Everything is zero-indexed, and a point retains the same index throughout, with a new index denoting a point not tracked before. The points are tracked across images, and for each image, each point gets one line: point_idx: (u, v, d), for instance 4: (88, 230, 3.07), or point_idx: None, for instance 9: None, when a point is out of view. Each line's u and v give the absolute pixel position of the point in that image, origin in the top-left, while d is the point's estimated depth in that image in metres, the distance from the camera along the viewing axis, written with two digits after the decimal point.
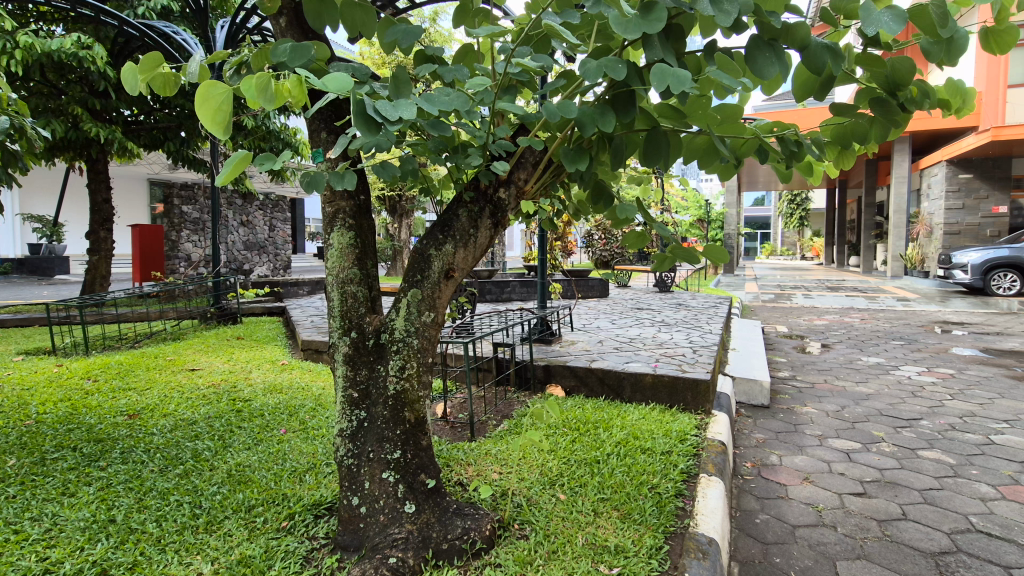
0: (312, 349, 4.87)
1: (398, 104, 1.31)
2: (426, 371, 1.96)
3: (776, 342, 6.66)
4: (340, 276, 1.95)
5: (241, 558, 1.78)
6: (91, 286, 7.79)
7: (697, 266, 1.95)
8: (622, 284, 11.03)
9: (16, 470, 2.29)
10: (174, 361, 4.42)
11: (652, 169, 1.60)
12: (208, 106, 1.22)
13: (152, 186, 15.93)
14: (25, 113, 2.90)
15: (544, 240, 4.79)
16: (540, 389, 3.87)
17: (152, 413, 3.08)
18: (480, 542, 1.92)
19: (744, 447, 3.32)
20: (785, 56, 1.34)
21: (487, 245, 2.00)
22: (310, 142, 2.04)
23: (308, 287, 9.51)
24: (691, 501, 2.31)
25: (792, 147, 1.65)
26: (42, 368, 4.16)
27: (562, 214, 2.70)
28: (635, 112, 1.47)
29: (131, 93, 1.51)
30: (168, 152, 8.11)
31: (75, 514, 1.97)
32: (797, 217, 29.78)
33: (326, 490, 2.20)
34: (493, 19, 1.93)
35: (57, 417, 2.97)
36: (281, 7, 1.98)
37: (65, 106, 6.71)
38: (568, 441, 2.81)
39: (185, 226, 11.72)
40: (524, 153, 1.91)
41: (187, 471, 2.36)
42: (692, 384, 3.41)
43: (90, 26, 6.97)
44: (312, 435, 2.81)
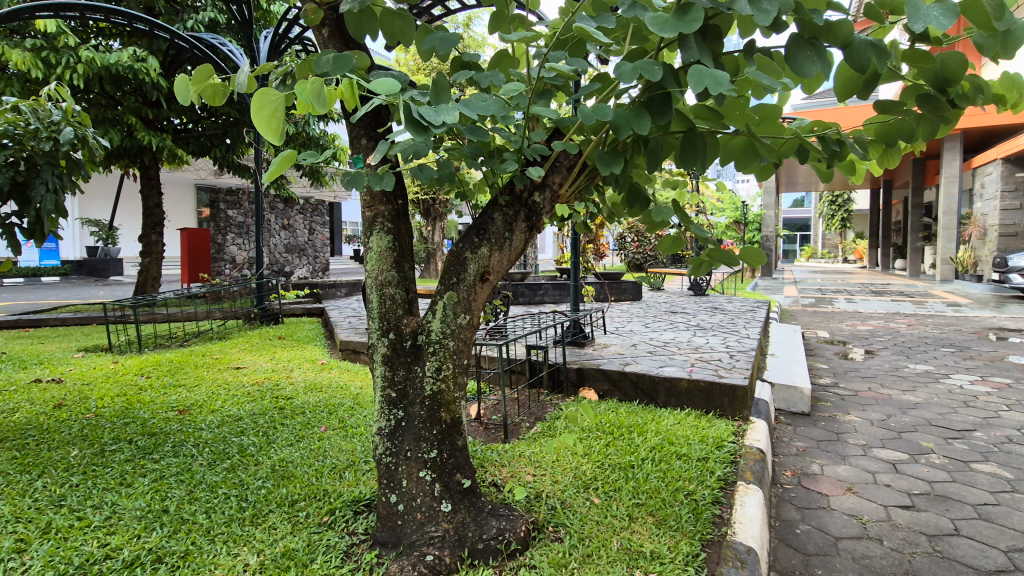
0: (350, 349, 4.99)
1: (442, 110, 1.36)
2: (461, 372, 1.99)
3: (818, 347, 6.46)
4: (378, 278, 2.00)
5: (285, 551, 1.84)
6: (144, 287, 8.17)
7: (735, 269, 1.89)
8: (655, 287, 10.87)
9: (79, 460, 2.43)
10: (220, 359, 4.60)
11: (689, 170, 1.60)
12: (263, 113, 1.31)
13: (197, 191, 16.60)
14: (88, 124, 3.08)
15: (577, 243, 4.79)
16: (573, 393, 3.85)
17: (200, 409, 3.21)
18: (515, 543, 1.93)
19: (784, 455, 3.24)
20: (827, 54, 1.30)
21: (522, 248, 2.02)
22: (350, 149, 2.10)
23: (346, 288, 9.75)
24: (729, 509, 2.26)
25: (834, 146, 1.59)
26: (99, 364, 4.40)
27: (597, 216, 2.69)
28: (671, 114, 1.46)
29: (184, 105, 1.59)
30: (214, 159, 8.48)
31: (131, 503, 2.08)
32: (838, 219, 28.68)
33: (365, 487, 2.26)
34: (527, 23, 1.95)
35: (113, 411, 3.13)
36: (324, 19, 2.05)
37: (121, 115, 7.07)
38: (603, 445, 2.80)
39: (230, 229, 12.16)
40: (558, 157, 1.93)
41: (234, 465, 2.45)
42: (729, 389, 3.36)
43: (144, 40, 7.34)
44: (351, 433, 2.89)
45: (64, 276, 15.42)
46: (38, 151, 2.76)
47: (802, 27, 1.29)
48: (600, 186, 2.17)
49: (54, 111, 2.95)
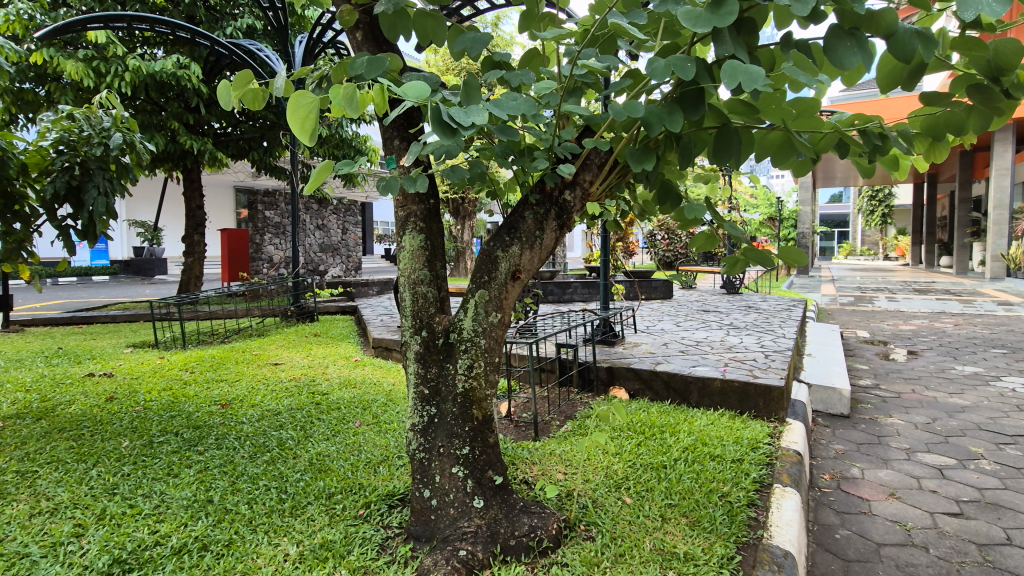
0: (382, 347, 5.08)
1: (472, 111, 1.37)
2: (493, 370, 2.00)
3: (857, 347, 6.25)
4: (411, 276, 2.03)
5: (323, 542, 1.89)
6: (187, 286, 8.49)
7: (771, 267, 1.84)
8: (686, 285, 10.69)
9: (130, 451, 2.55)
10: (259, 355, 4.75)
11: (722, 166, 1.57)
12: (298, 115, 1.34)
13: (236, 193, 17.15)
14: (135, 129, 3.20)
15: (607, 241, 4.75)
16: (604, 391, 3.83)
17: (241, 403, 3.33)
18: (547, 541, 1.94)
19: (822, 459, 3.15)
20: (869, 45, 1.26)
21: (552, 247, 2.02)
22: (383, 150, 2.14)
23: (378, 287, 9.91)
24: (765, 512, 2.21)
25: (876, 141, 1.53)
26: (147, 359, 4.59)
27: (628, 215, 2.66)
28: (704, 110, 1.43)
29: (225, 109, 1.65)
30: (252, 161, 8.76)
31: (179, 493, 2.17)
32: (879, 214, 27.65)
33: (399, 482, 2.30)
34: (558, 21, 1.95)
35: (160, 404, 3.28)
36: (358, 22, 2.08)
37: (164, 121, 7.35)
38: (634, 444, 2.78)
39: (268, 229, 12.52)
40: (589, 154, 1.93)
41: (274, 458, 2.53)
42: (764, 390, 3.28)
43: (185, 48, 7.61)
44: (385, 428, 2.95)
45: (113, 275, 16.15)
46: (91, 156, 2.89)
47: (841, 18, 1.26)
48: (631, 184, 2.15)
49: (105, 118, 3.09)
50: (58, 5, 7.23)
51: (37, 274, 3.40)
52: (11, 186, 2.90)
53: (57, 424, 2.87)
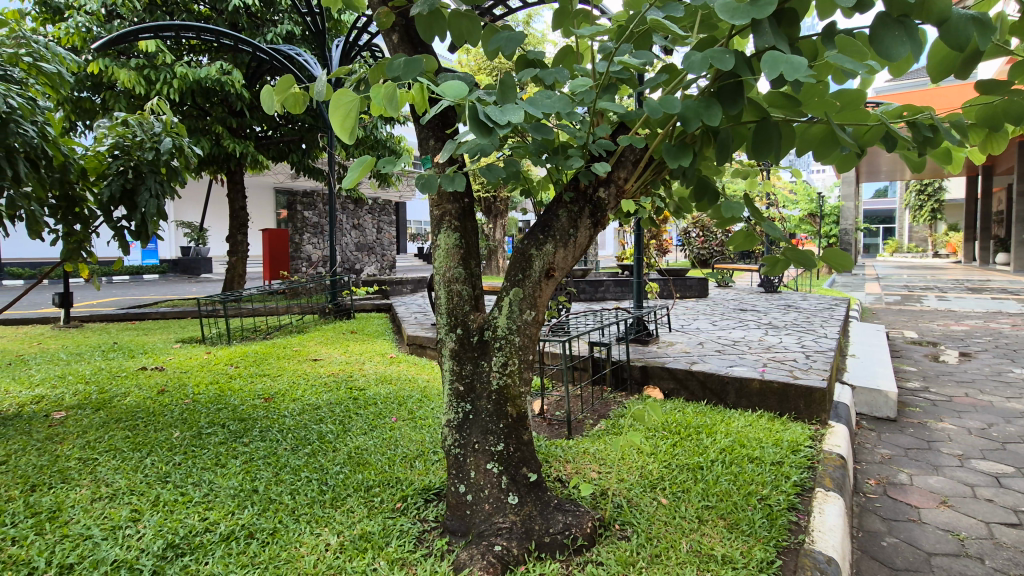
0: (417, 344, 5.17)
1: (508, 109, 1.38)
2: (527, 367, 2.02)
3: (904, 348, 6.00)
4: (446, 275, 2.05)
5: (362, 533, 1.94)
6: (231, 284, 8.82)
7: (814, 268, 1.78)
8: (722, 283, 10.47)
9: (180, 441, 2.67)
10: (300, 351, 4.90)
11: (761, 162, 1.53)
12: (340, 113, 1.38)
13: (276, 194, 17.71)
14: (184, 134, 3.34)
15: (640, 239, 4.70)
16: (637, 390, 3.80)
17: (283, 397, 3.44)
18: (582, 539, 1.93)
19: (866, 463, 3.03)
20: (920, 33, 1.21)
21: (586, 245, 2.02)
22: (419, 150, 2.17)
23: (411, 285, 10.07)
24: (806, 516, 2.15)
25: (926, 133, 1.47)
26: (195, 354, 4.80)
27: (663, 212, 2.62)
28: (743, 103, 1.41)
29: (267, 112, 1.70)
30: (292, 163, 9.03)
31: (226, 482, 2.26)
32: (928, 210, 26.45)
33: (435, 476, 2.34)
34: (592, 18, 1.94)
35: (208, 397, 3.42)
36: (394, 25, 2.12)
37: (209, 125, 7.65)
38: (670, 444, 2.75)
39: (307, 229, 12.87)
40: (624, 152, 1.91)
41: (315, 451, 2.61)
42: (805, 391, 3.19)
43: (229, 54, 7.89)
44: (420, 424, 3.00)
45: (162, 274, 16.88)
46: (144, 160, 3.05)
47: (889, 6, 1.21)
48: (667, 181, 2.12)
49: (155, 124, 3.23)
50: (112, 17, 7.60)
51: (96, 273, 3.59)
52: (73, 190, 3.07)
53: (115, 415, 3.03)
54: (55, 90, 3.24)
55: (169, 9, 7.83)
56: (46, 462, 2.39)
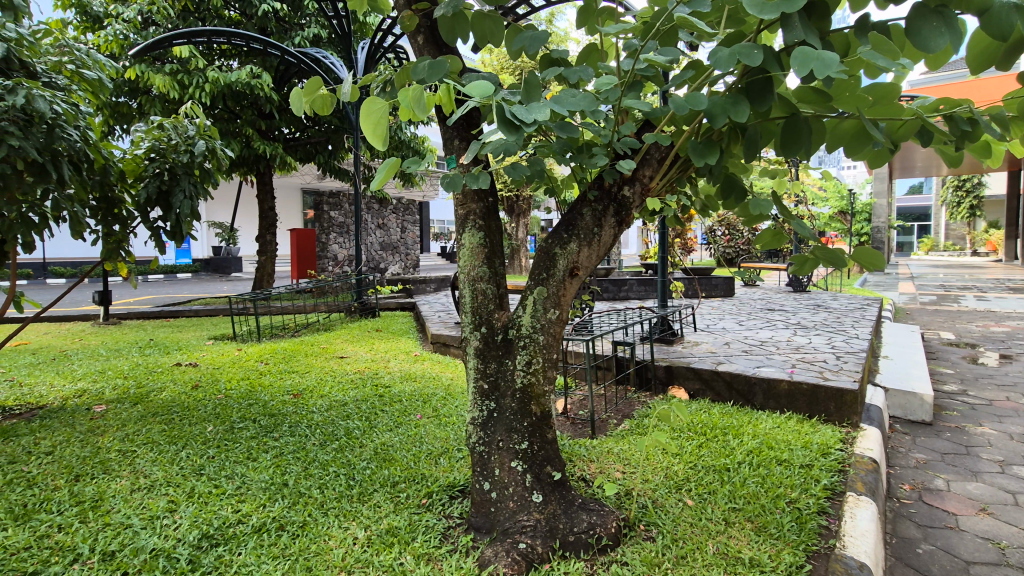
0: (441, 342, 5.20)
1: (533, 109, 1.38)
2: (551, 366, 2.02)
3: (941, 349, 5.80)
4: (470, 274, 2.07)
5: (389, 528, 1.97)
6: (260, 282, 9.03)
7: (845, 267, 1.73)
8: (748, 282, 10.28)
9: (213, 435, 2.75)
10: (326, 348, 4.99)
11: (791, 159, 1.50)
12: (371, 120, 1.40)
13: (303, 195, 18.06)
14: (216, 137, 3.43)
15: (665, 237, 4.64)
16: (662, 390, 3.76)
17: (311, 393, 3.51)
18: (606, 539, 1.93)
19: (900, 468, 2.95)
20: (959, 23, 1.17)
21: (611, 244, 2.01)
22: (444, 150, 2.19)
23: (434, 284, 10.14)
24: (837, 520, 2.10)
25: (964, 127, 1.42)
26: (227, 351, 4.93)
27: (689, 211, 2.59)
28: (773, 99, 1.38)
29: (297, 115, 1.72)
30: (319, 164, 9.20)
31: (258, 476, 2.32)
32: (966, 206, 25.49)
33: (459, 473, 2.36)
34: (616, 15, 1.93)
35: (239, 392, 3.51)
36: (419, 26, 2.14)
37: (240, 128, 7.83)
38: (695, 445, 2.72)
39: (333, 229, 13.08)
40: (649, 150, 1.90)
41: (342, 446, 2.66)
42: (836, 393, 3.11)
43: (258, 58, 8.07)
44: (444, 421, 3.03)
45: (194, 273, 17.38)
46: (178, 163, 3.15)
47: None
48: (693, 179, 2.10)
49: (189, 127, 3.33)
50: (148, 24, 7.84)
51: (134, 272, 3.72)
52: (112, 192, 3.18)
53: (152, 409, 3.13)
54: (96, 95, 3.37)
55: (201, 15, 8.06)
56: (89, 453, 2.50)
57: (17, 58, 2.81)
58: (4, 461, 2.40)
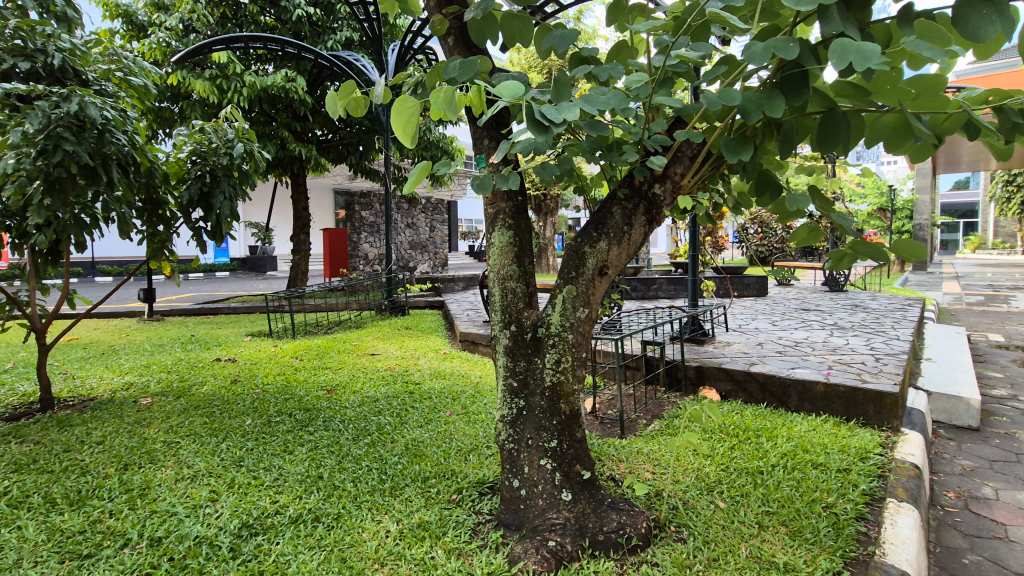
0: (470, 340, 5.25)
1: (563, 108, 1.39)
2: (580, 365, 2.01)
3: (990, 352, 5.54)
4: (500, 272, 2.08)
5: (420, 522, 2.01)
6: (294, 281, 9.27)
7: (884, 263, 1.68)
8: (782, 282, 10.02)
9: (252, 428, 2.84)
10: (358, 345, 5.09)
11: (827, 154, 1.47)
12: (401, 119, 1.42)
13: (335, 195, 18.45)
14: (253, 139, 3.54)
15: (696, 236, 4.57)
16: (692, 391, 3.71)
17: (344, 389, 3.59)
18: (636, 539, 1.92)
19: (944, 475, 2.84)
20: (1010, 11, 1.12)
21: (641, 243, 1.99)
22: (474, 150, 2.21)
23: (463, 282, 10.22)
24: (876, 527, 2.04)
25: (1015, 119, 1.35)
26: (264, 347, 5.09)
27: (721, 209, 2.55)
28: (809, 94, 1.35)
29: (331, 116, 1.76)
30: (350, 165, 9.39)
31: (294, 468, 2.39)
32: (1017, 202, 24.27)
33: (489, 470, 2.38)
34: (647, 12, 1.90)
35: (276, 387, 3.62)
36: (449, 28, 2.16)
37: (275, 130, 8.05)
38: (727, 447, 2.67)
39: (364, 229, 13.31)
40: (681, 147, 1.88)
41: (374, 441, 2.72)
42: (875, 396, 3.01)
43: (292, 62, 8.28)
44: (474, 418, 3.06)
45: (233, 272, 17.97)
46: (218, 165, 3.28)
47: None
48: (726, 176, 2.06)
49: (229, 130, 3.44)
50: (189, 31, 8.13)
51: (177, 271, 3.87)
52: (157, 193, 3.31)
53: (194, 402, 3.26)
54: (141, 101, 3.51)
55: (239, 21, 8.32)
56: (136, 443, 2.61)
57: (71, 67, 3.00)
58: (60, 450, 2.54)
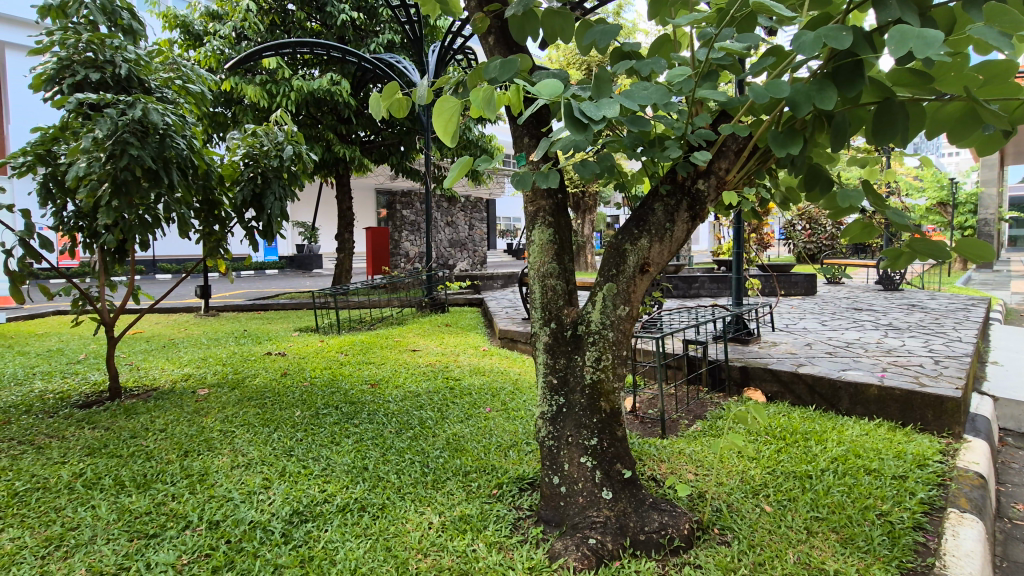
0: (508, 338, 5.29)
1: (603, 104, 1.38)
2: (620, 363, 2.00)
3: None
4: (540, 270, 2.09)
5: (461, 515, 2.04)
6: (339, 278, 9.56)
7: (945, 260, 1.59)
8: (832, 280, 9.62)
9: (302, 419, 2.96)
10: (400, 342, 5.21)
11: (883, 147, 1.40)
12: (443, 118, 1.44)
13: (377, 195, 18.90)
14: (301, 141, 3.67)
15: (742, 233, 4.44)
16: (737, 392, 3.62)
17: (387, 383, 3.69)
18: (678, 540, 1.90)
19: (1012, 486, 2.66)
20: None
21: (684, 240, 1.96)
22: (514, 148, 2.22)
23: (501, 280, 10.28)
24: (936, 538, 1.93)
25: None
26: (311, 342, 5.28)
27: (767, 205, 2.48)
28: (863, 83, 1.29)
29: (375, 117, 1.79)
30: (392, 165, 9.59)
31: (340, 459, 2.48)
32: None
33: (528, 467, 2.40)
34: (690, 4, 1.86)
35: (323, 380, 3.76)
36: (491, 27, 2.18)
37: (321, 132, 8.30)
38: (773, 450, 2.60)
39: (404, 227, 13.58)
40: (726, 141, 1.84)
41: (416, 435, 2.78)
42: (934, 400, 2.86)
43: (337, 65, 8.52)
44: (513, 415, 3.09)
45: (281, 269, 18.67)
46: (269, 167, 3.44)
47: None
48: (773, 171, 2.00)
49: (279, 134, 3.58)
50: (241, 39, 8.47)
51: (231, 268, 4.05)
52: (213, 195, 3.48)
53: (247, 393, 3.42)
54: (199, 107, 3.68)
55: (287, 28, 8.62)
56: (195, 431, 2.76)
57: (137, 77, 3.19)
58: (127, 436, 2.72)
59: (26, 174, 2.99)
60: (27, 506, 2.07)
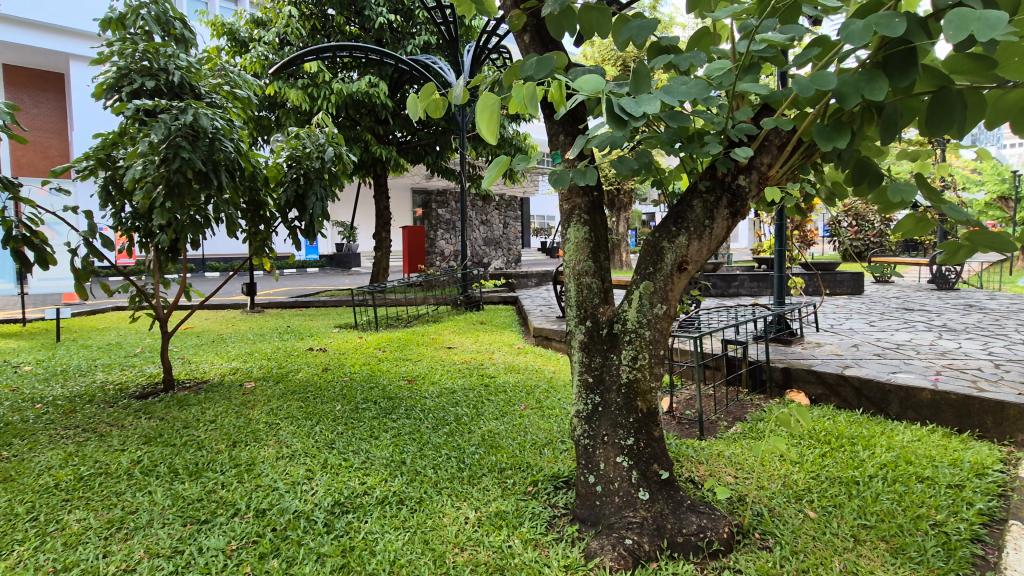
0: (543, 335, 5.29)
1: (643, 100, 1.36)
2: (657, 363, 1.97)
3: None
4: (576, 268, 2.08)
5: (497, 512, 2.06)
6: (376, 276, 9.76)
7: (1007, 255, 1.49)
8: (882, 279, 9.20)
9: (342, 413, 3.04)
10: (436, 339, 5.29)
11: (938, 138, 1.33)
12: (484, 115, 1.43)
13: (413, 194, 19.19)
14: (341, 143, 3.77)
15: (784, 230, 4.30)
16: (779, 394, 3.52)
17: (423, 380, 3.75)
18: (718, 543, 1.86)
19: None
20: None
21: (724, 237, 1.92)
22: (549, 146, 2.22)
23: (536, 278, 10.26)
24: (996, 551, 1.83)
25: None
26: (350, 338, 5.41)
27: (811, 201, 2.39)
28: (917, 72, 1.23)
29: (411, 117, 1.79)
30: (427, 165, 9.72)
31: (380, 452, 2.54)
32: None
33: (564, 465, 2.40)
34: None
35: (362, 376, 3.85)
36: (526, 25, 2.18)
37: (359, 134, 8.49)
38: (817, 454, 2.52)
39: (439, 226, 13.74)
40: (768, 135, 1.79)
41: (452, 431, 2.82)
42: (994, 406, 2.71)
43: (375, 68, 8.70)
44: (548, 413, 3.09)
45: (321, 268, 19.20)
46: (312, 168, 3.55)
47: None
48: (818, 165, 1.93)
49: (320, 136, 3.69)
50: (283, 44, 8.75)
51: (274, 267, 4.19)
52: (258, 196, 3.61)
53: (291, 387, 3.54)
54: (245, 111, 3.82)
55: (327, 32, 8.86)
56: (243, 423, 2.88)
57: (188, 83, 3.36)
58: (180, 426, 2.86)
59: (88, 177, 3.18)
60: (91, 490, 2.21)
